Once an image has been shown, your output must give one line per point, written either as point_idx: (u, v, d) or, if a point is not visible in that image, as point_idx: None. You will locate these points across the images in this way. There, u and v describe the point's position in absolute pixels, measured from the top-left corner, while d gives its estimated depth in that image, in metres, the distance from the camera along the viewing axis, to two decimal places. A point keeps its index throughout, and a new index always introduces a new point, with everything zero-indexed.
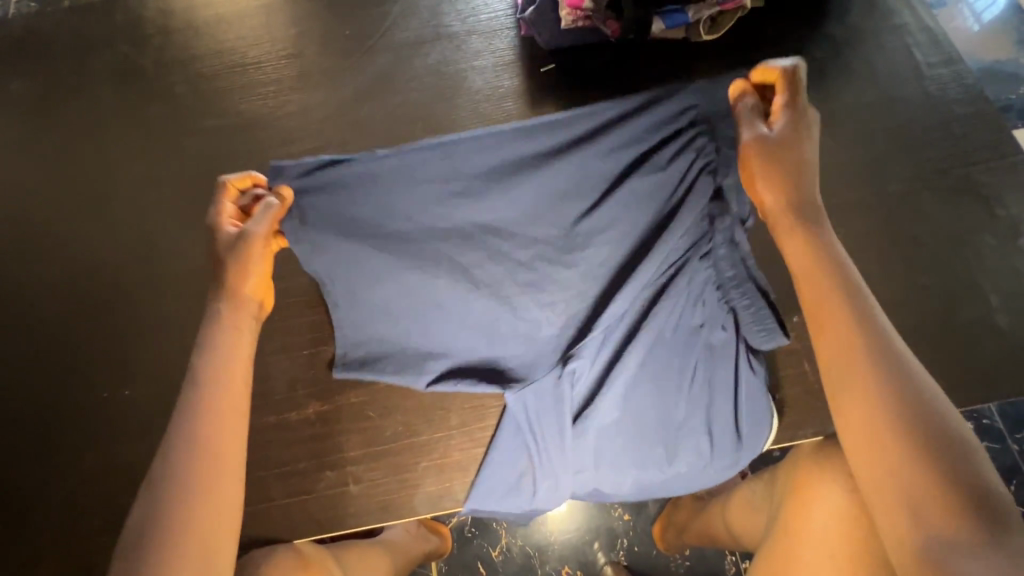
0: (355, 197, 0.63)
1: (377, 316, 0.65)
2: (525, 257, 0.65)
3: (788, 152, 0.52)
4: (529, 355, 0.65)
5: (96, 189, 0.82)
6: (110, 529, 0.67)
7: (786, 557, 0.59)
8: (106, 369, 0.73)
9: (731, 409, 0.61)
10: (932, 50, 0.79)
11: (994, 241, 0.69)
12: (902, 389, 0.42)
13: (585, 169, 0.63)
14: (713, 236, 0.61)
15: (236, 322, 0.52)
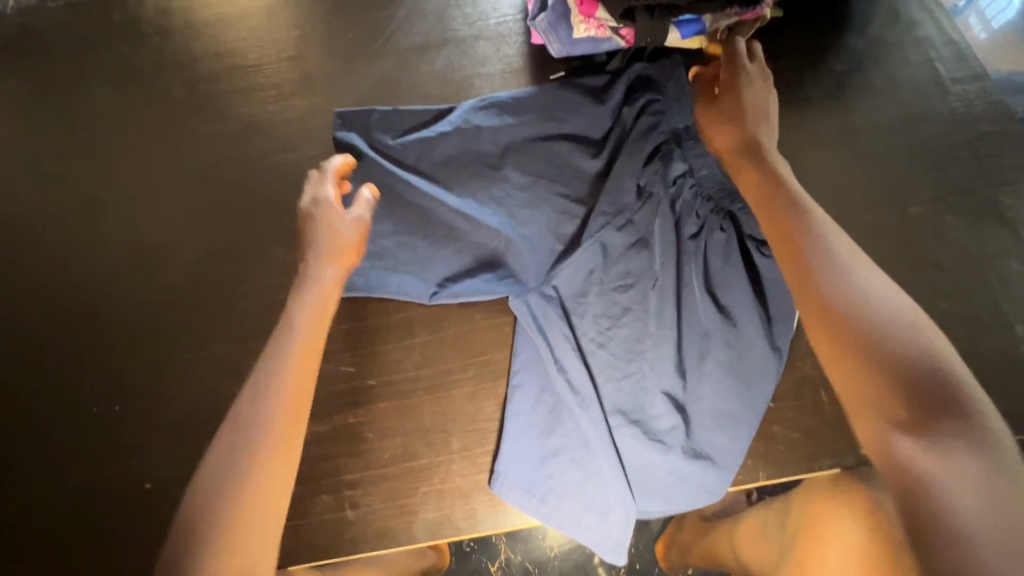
0: (391, 146, 0.76)
1: (385, 237, 0.72)
2: (526, 182, 0.73)
3: (731, 106, 0.64)
4: (529, 261, 0.69)
5: (90, 192, 0.79)
6: (101, 549, 0.64)
7: None
8: (97, 380, 0.70)
9: (716, 308, 0.67)
10: (956, 64, 0.76)
11: (1021, 267, 0.66)
12: (858, 306, 0.46)
13: (568, 123, 0.75)
14: (689, 156, 0.70)
15: (329, 271, 0.61)
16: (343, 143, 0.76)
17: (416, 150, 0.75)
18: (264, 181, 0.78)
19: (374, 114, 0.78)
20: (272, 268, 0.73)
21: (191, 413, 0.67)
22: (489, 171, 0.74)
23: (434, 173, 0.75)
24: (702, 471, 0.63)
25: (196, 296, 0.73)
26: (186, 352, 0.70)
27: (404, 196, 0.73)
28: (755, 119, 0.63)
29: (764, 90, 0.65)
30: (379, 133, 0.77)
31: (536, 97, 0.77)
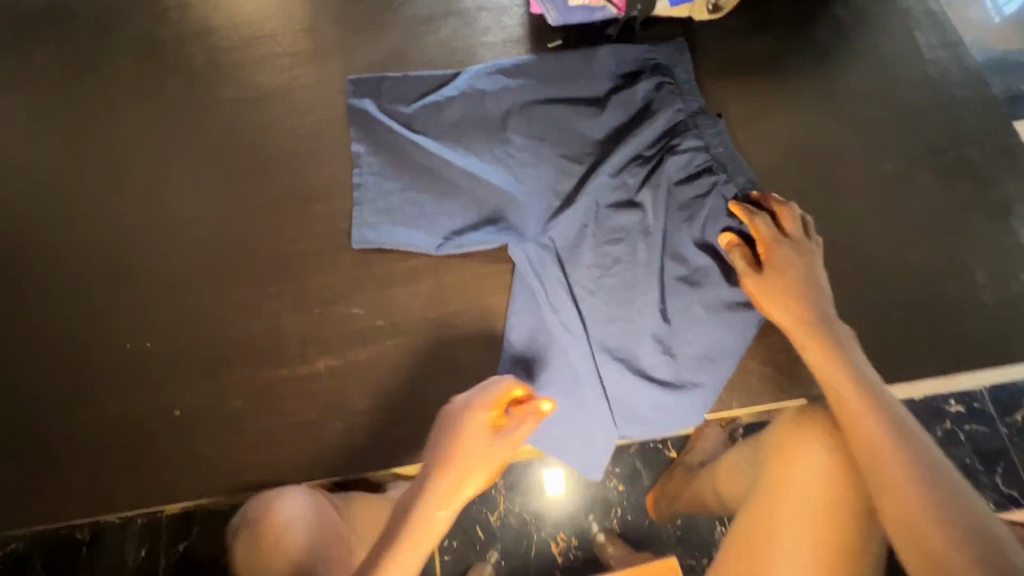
0: (398, 107, 0.82)
1: (395, 195, 0.77)
2: (525, 142, 0.78)
3: (787, 270, 0.63)
4: (525, 213, 0.74)
5: (116, 154, 0.85)
6: (132, 473, 0.70)
7: (767, 513, 0.60)
8: (127, 323, 0.76)
9: (703, 262, 0.72)
10: (934, 32, 0.81)
11: (984, 221, 0.71)
12: (926, 470, 0.48)
13: (568, 90, 0.81)
14: (684, 124, 0.76)
15: (473, 446, 0.56)
16: (358, 108, 0.82)
17: (426, 116, 0.81)
18: (280, 145, 0.83)
19: (386, 82, 0.84)
20: (288, 222, 0.79)
21: (215, 352, 0.74)
22: (495, 134, 0.79)
23: (442, 135, 0.79)
24: (681, 407, 0.69)
25: (218, 249, 0.79)
26: (209, 300, 0.76)
27: (413, 157, 0.78)
28: (810, 296, 0.61)
29: (815, 266, 0.63)
30: (391, 102, 0.83)
31: (539, 66, 0.82)
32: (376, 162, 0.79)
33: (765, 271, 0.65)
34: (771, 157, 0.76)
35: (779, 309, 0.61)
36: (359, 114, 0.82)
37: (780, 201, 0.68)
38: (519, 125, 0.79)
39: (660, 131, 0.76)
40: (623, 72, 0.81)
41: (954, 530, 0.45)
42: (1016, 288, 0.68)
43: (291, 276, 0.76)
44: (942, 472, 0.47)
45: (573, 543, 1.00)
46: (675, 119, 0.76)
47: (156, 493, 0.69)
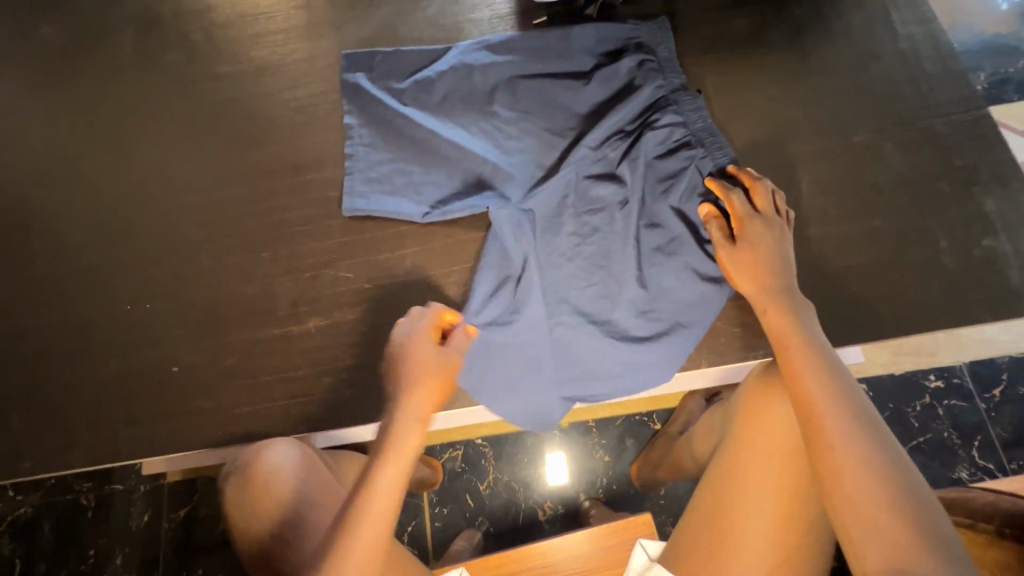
0: (389, 82, 0.85)
1: (384, 166, 0.80)
2: (510, 116, 0.81)
3: (758, 244, 0.66)
4: (507, 182, 0.77)
5: (116, 126, 0.88)
6: (133, 425, 0.74)
7: (732, 466, 0.64)
8: (129, 286, 0.80)
9: (679, 230, 0.74)
10: (909, 8, 0.83)
11: (949, 189, 0.75)
12: (862, 428, 0.54)
13: (553, 67, 0.83)
14: (664, 100, 0.78)
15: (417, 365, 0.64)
16: (350, 83, 0.85)
17: (416, 90, 0.83)
18: (274, 117, 0.87)
19: (379, 57, 0.87)
20: (283, 191, 0.83)
21: (214, 312, 0.78)
22: (481, 109, 0.81)
23: (431, 109, 0.82)
24: (652, 368, 0.72)
25: (214, 217, 0.82)
26: (206, 264, 0.80)
27: (401, 129, 0.81)
28: (777, 269, 0.65)
29: (784, 240, 0.66)
30: (383, 77, 0.85)
31: (525, 43, 0.84)
32: (366, 134, 0.82)
33: (737, 243, 0.67)
34: (747, 129, 0.79)
35: (748, 280, 0.65)
36: (352, 88, 0.85)
37: (761, 177, 0.70)
38: (504, 99, 0.82)
39: (640, 105, 0.78)
40: (608, 51, 0.83)
41: (868, 474, 0.52)
42: (976, 253, 0.72)
43: (285, 241, 0.80)
44: (872, 427, 0.54)
45: (560, 510, 1.04)
46: (656, 95, 0.78)
47: (155, 446, 0.73)
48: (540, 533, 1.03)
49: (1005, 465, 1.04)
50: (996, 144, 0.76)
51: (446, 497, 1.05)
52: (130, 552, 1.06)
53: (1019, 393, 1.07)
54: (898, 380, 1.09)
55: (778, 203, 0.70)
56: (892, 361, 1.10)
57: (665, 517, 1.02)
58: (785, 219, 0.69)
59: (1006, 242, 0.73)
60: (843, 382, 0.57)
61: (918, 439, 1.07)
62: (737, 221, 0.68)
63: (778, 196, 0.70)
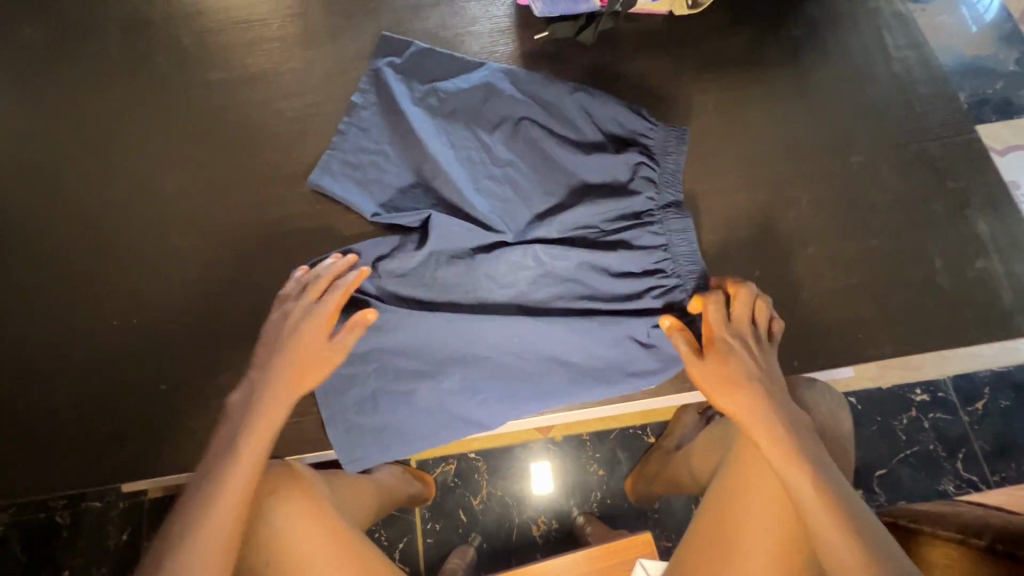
0: (411, 83, 0.83)
1: (365, 154, 0.80)
2: (498, 163, 0.80)
3: (738, 358, 0.64)
4: (459, 235, 0.75)
5: (101, 132, 0.85)
6: (118, 444, 0.72)
7: (723, 520, 0.64)
8: (113, 299, 0.77)
9: (596, 341, 0.73)
10: (901, 33, 0.86)
11: (943, 211, 0.76)
12: (855, 519, 0.55)
13: (564, 127, 0.81)
14: (653, 213, 0.77)
15: (303, 335, 0.66)
16: (374, 66, 0.85)
17: (430, 96, 0.82)
18: (269, 127, 0.85)
19: (410, 49, 0.86)
20: (278, 203, 0.81)
21: (205, 328, 0.76)
22: (480, 132, 0.81)
23: (436, 117, 0.81)
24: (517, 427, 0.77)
25: (206, 228, 0.80)
26: (197, 277, 0.78)
27: (407, 139, 0.80)
28: (754, 384, 0.63)
29: (758, 358, 0.65)
30: (407, 72, 0.85)
31: (554, 92, 0.82)
32: (365, 119, 0.82)
33: (714, 360, 0.65)
34: (745, 149, 0.81)
35: (727, 398, 0.64)
36: (373, 74, 0.84)
37: (748, 282, 0.67)
38: (504, 134, 0.81)
39: (627, 210, 0.77)
40: (625, 133, 0.80)
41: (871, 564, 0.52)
42: (970, 273, 0.74)
43: (281, 255, 0.79)
44: (865, 522, 0.55)
45: (554, 525, 1.03)
46: (644, 207, 0.77)
47: (144, 465, 0.71)
48: (533, 549, 1.02)
49: (989, 477, 1.07)
50: (987, 166, 0.78)
51: (438, 512, 1.03)
52: (107, 573, 1.01)
53: (1001, 406, 1.10)
54: (886, 394, 1.11)
55: (760, 308, 0.67)
56: (880, 374, 1.11)
57: (659, 531, 1.02)
58: (763, 338, 0.67)
59: (998, 263, 0.74)
60: (832, 478, 0.58)
61: (905, 452, 1.09)
62: (715, 335, 0.65)
63: (762, 301, 0.67)
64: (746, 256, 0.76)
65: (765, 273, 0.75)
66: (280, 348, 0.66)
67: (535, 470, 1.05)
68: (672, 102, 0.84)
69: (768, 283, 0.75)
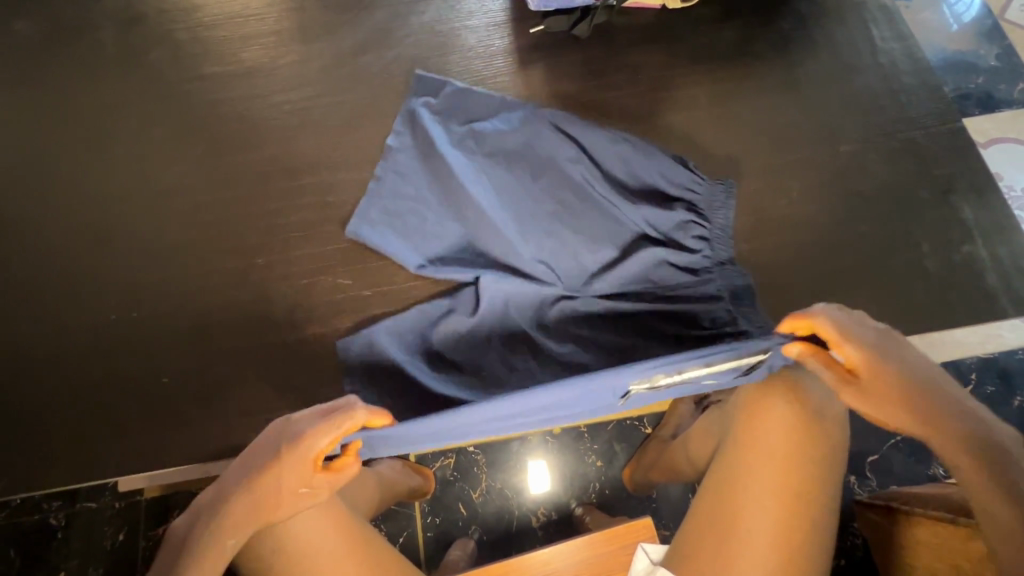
0: (447, 125, 0.82)
1: (404, 201, 0.79)
2: (539, 209, 0.77)
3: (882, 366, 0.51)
4: (509, 298, 0.75)
5: (97, 126, 0.85)
6: (118, 436, 0.72)
7: (731, 478, 0.65)
8: (111, 292, 0.77)
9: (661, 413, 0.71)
10: (886, 26, 0.88)
11: (929, 196, 0.79)
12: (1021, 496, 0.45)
13: (607, 173, 0.77)
14: (708, 272, 0.72)
15: (282, 469, 0.52)
16: (408, 106, 0.84)
17: (468, 138, 0.80)
18: (266, 121, 0.86)
19: (448, 89, 0.84)
20: (275, 196, 0.82)
21: (204, 320, 0.76)
22: (523, 176, 0.78)
23: (473, 159, 0.79)
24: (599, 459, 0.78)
25: (203, 221, 0.80)
26: (196, 270, 0.78)
27: (444, 182, 0.78)
28: (908, 386, 0.50)
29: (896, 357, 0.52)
30: (444, 112, 0.83)
31: (591, 134, 0.78)
32: (403, 162, 0.81)
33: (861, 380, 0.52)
34: (736, 139, 0.82)
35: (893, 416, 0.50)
36: (408, 113, 0.84)
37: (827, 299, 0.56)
38: (547, 177, 0.78)
39: (679, 266, 0.73)
40: (671, 180, 0.75)
41: None
42: (956, 257, 0.76)
43: (279, 248, 0.79)
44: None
45: (553, 516, 1.04)
46: (697, 265, 0.73)
47: (148, 457, 0.72)
48: (533, 540, 1.02)
49: None
50: (970, 154, 0.80)
51: (438, 506, 1.03)
52: None
53: None
54: None
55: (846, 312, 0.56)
56: None
57: (657, 521, 1.03)
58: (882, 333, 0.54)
59: (982, 247, 0.76)
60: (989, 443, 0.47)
61: None
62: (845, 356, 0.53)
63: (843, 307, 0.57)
64: (739, 243, 0.78)
65: (759, 259, 0.77)
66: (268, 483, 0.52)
67: (535, 463, 1.06)
68: (665, 94, 0.85)
69: (761, 269, 0.76)
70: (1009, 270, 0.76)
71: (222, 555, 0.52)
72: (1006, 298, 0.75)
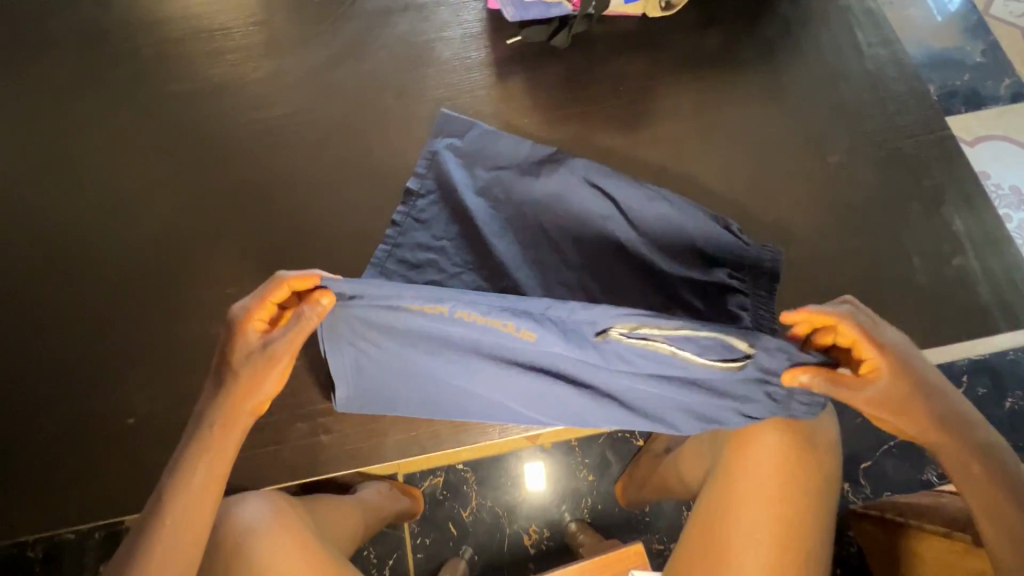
0: (473, 169, 0.73)
1: (421, 250, 0.67)
2: (569, 272, 0.68)
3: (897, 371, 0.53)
4: None
5: (58, 150, 0.81)
6: (82, 480, 0.68)
7: (723, 504, 0.63)
8: (75, 326, 0.74)
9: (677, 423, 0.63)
10: (872, 31, 0.86)
11: (920, 208, 0.77)
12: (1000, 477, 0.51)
13: (646, 236, 0.70)
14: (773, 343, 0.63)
15: (244, 345, 0.55)
16: (431, 147, 0.75)
17: (494, 187, 0.72)
18: (236, 141, 0.82)
19: (474, 131, 0.76)
20: (246, 221, 0.78)
21: (174, 354, 0.73)
22: (553, 233, 0.70)
23: (498, 213, 0.70)
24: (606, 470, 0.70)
25: (171, 248, 0.77)
26: (163, 301, 0.75)
27: (467, 236, 0.68)
28: (916, 390, 0.53)
29: (908, 360, 0.54)
30: (469, 155, 0.74)
31: (627, 193, 0.71)
32: (422, 208, 0.70)
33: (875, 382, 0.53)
34: (722, 151, 0.80)
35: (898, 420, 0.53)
36: (430, 155, 0.74)
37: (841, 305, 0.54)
38: (576, 236, 0.70)
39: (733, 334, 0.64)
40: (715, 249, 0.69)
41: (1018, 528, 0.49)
42: (948, 272, 0.74)
43: (251, 276, 0.76)
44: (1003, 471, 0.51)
45: (545, 534, 1.02)
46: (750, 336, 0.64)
47: (112, 500, 0.68)
48: (526, 559, 1.00)
49: None
50: (960, 163, 0.79)
51: (428, 526, 1.00)
52: None
53: None
54: None
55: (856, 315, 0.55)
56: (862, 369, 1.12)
57: (651, 535, 1.01)
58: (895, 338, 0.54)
59: (974, 260, 0.75)
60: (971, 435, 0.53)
61: None
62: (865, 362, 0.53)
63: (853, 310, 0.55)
64: None
65: None
66: (233, 362, 0.55)
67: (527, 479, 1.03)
68: (649, 105, 0.82)
69: None
70: (1003, 283, 0.74)
71: (224, 444, 0.55)
72: (1000, 313, 0.73)
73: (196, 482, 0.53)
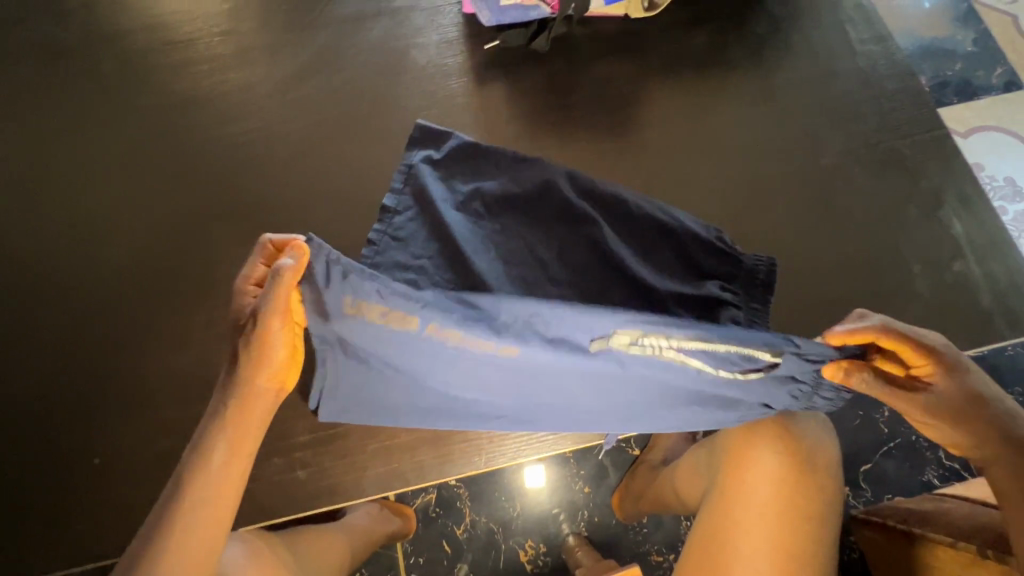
0: (450, 181, 0.58)
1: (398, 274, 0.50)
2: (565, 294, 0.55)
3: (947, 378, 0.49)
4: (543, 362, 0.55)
5: (16, 173, 0.77)
6: (50, 524, 0.65)
7: (720, 530, 0.60)
8: (38, 360, 0.70)
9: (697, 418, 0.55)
10: (864, 26, 0.83)
11: (918, 212, 0.74)
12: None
13: (648, 256, 0.60)
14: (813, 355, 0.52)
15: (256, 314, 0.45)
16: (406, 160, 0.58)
17: (476, 205, 0.57)
18: (203, 158, 0.78)
19: (453, 140, 0.61)
20: (217, 243, 0.75)
21: (142, 388, 0.69)
22: (540, 250, 0.56)
23: (480, 231, 0.55)
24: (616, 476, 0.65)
25: (137, 275, 0.73)
26: (131, 331, 0.71)
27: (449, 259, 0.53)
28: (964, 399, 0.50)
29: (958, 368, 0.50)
30: (450, 169, 0.59)
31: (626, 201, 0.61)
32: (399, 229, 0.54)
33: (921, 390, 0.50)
34: (711, 157, 0.77)
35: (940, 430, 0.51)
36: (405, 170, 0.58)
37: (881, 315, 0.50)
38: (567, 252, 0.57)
39: None
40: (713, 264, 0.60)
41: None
42: (948, 277, 0.72)
43: (222, 302, 0.73)
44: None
45: (542, 551, 0.88)
46: None
47: (84, 543, 0.65)
48: None
49: None
50: (957, 163, 0.76)
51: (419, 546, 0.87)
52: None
53: None
54: None
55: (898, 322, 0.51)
56: None
57: (648, 546, 0.89)
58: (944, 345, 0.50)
59: (975, 265, 0.72)
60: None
61: None
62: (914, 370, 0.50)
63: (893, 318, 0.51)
64: None
65: None
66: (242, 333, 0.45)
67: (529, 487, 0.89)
68: (635, 110, 0.79)
69: None
70: (1006, 289, 0.72)
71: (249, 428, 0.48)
72: (1003, 320, 0.71)
73: (218, 466, 0.47)
